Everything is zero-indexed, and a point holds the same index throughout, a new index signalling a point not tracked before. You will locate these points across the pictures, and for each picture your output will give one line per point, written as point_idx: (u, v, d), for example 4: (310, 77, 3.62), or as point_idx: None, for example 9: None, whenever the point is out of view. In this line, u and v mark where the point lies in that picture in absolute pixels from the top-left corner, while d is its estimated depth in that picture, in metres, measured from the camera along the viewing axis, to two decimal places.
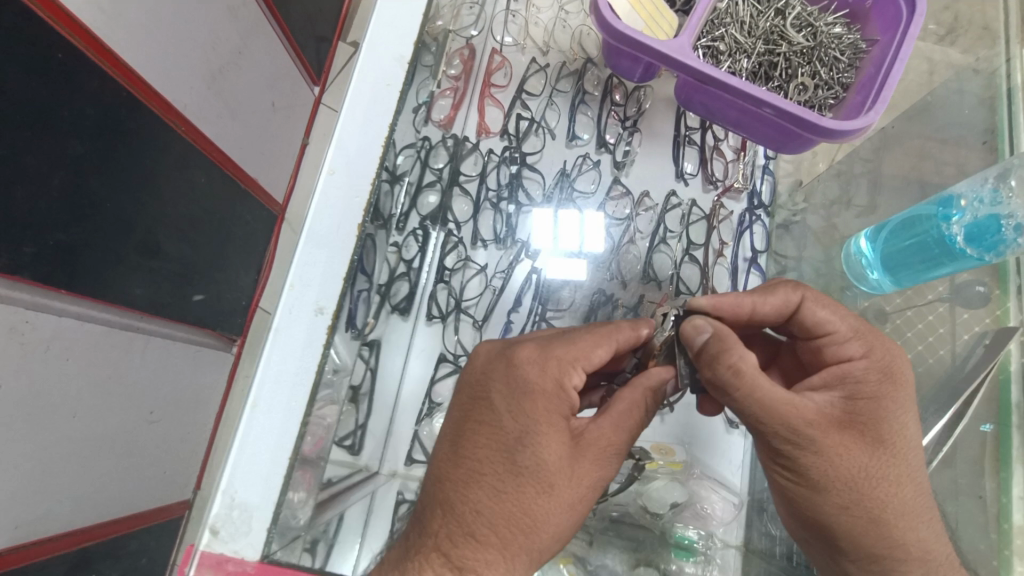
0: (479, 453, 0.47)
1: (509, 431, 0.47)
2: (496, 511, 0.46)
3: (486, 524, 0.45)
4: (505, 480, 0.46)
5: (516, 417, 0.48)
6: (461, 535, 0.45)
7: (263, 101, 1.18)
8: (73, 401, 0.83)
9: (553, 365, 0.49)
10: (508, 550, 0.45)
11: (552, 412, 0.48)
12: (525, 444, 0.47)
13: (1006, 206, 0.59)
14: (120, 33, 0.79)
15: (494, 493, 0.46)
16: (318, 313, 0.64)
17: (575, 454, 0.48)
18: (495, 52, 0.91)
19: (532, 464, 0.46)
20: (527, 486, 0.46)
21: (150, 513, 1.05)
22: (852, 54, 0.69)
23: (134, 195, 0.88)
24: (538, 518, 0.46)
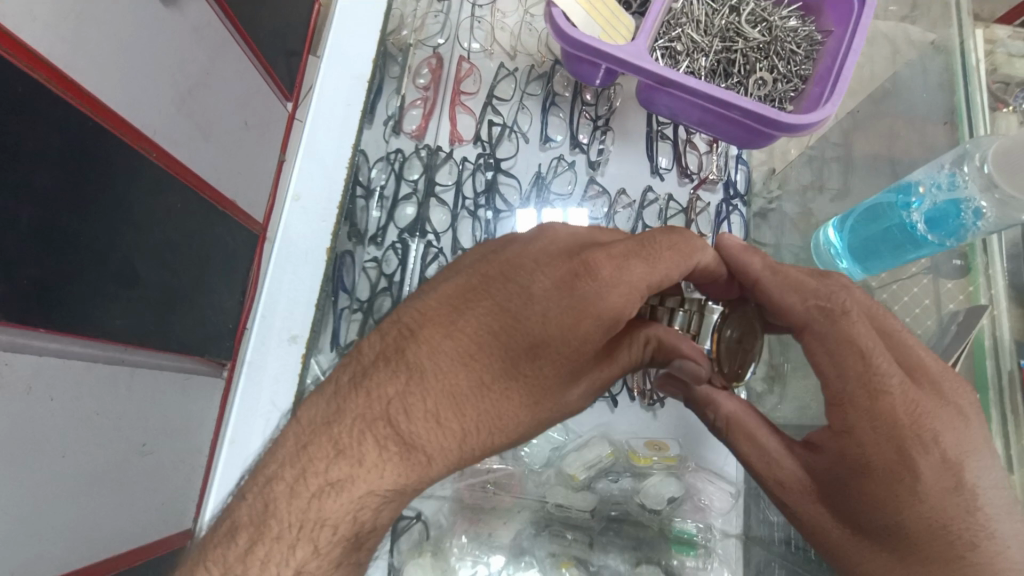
0: (482, 340, 0.46)
1: (528, 336, 0.46)
2: (468, 400, 0.46)
3: (415, 394, 0.45)
4: (494, 379, 0.46)
5: (543, 325, 0.46)
6: (420, 413, 0.45)
7: (235, 120, 1.16)
8: (60, 439, 0.81)
9: (621, 290, 0.45)
10: (461, 437, 0.46)
11: (523, 298, 0.46)
12: (534, 355, 0.46)
13: (964, 190, 0.60)
14: (82, 64, 0.77)
15: (478, 385, 0.46)
16: (293, 341, 0.68)
17: (532, 354, 0.46)
18: (462, 60, 0.90)
19: (531, 373, 0.47)
20: (512, 389, 0.47)
21: (150, 545, 1.04)
22: (808, 46, 0.69)
23: (110, 226, 0.87)
24: (465, 405, 0.46)
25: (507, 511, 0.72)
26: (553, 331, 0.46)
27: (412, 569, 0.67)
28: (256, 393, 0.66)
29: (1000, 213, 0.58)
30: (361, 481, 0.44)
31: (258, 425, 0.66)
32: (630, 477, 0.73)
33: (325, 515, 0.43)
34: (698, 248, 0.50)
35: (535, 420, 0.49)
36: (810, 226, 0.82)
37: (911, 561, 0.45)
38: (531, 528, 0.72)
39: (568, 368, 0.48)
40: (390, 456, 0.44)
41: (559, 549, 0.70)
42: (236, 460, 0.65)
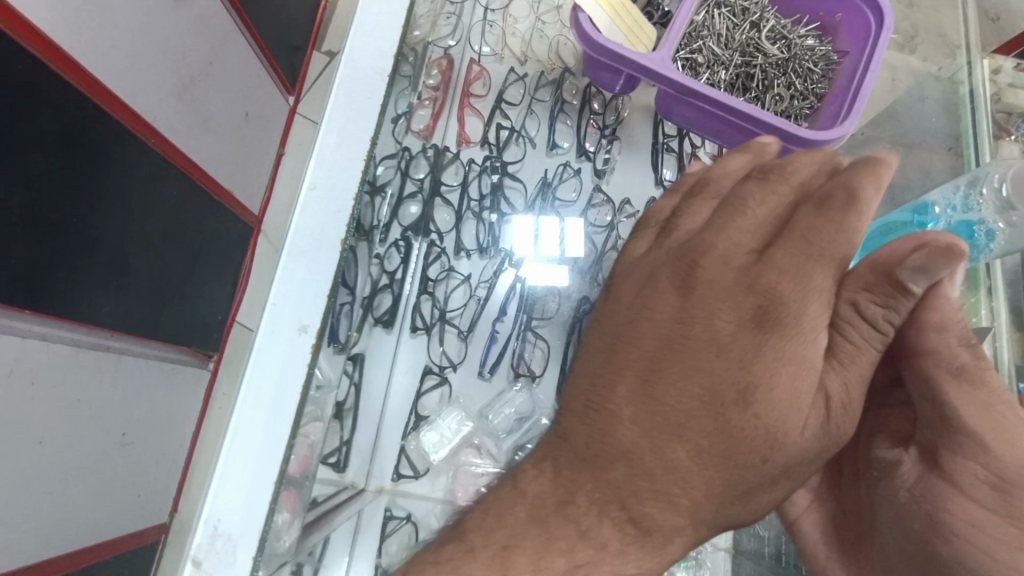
0: (625, 415, 0.42)
1: (670, 415, 0.40)
2: (585, 490, 0.41)
3: (551, 480, 0.43)
4: (631, 467, 0.40)
5: (678, 398, 0.40)
6: (542, 509, 0.42)
7: (235, 110, 1.15)
8: (39, 425, 0.79)
9: (757, 367, 0.39)
10: (592, 543, 0.41)
11: (643, 363, 0.43)
12: (668, 438, 0.40)
13: (978, 211, 0.62)
14: (83, 43, 0.76)
15: (595, 474, 0.41)
16: (302, 331, 0.64)
17: (673, 422, 0.40)
18: (473, 62, 0.91)
19: (669, 462, 0.40)
20: (643, 479, 0.40)
21: (124, 539, 1.01)
22: (825, 65, 0.71)
23: (103, 210, 0.85)
24: (579, 493, 0.42)
25: None
26: (684, 415, 0.40)
27: None
28: (257, 383, 0.63)
29: (1012, 235, 0.60)
30: (563, 560, 0.40)
31: (263, 420, 0.61)
32: None
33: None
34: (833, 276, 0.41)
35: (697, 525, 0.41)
36: None
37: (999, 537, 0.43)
38: None
39: (728, 457, 0.39)
40: (491, 541, 0.41)
41: None
42: (235, 454, 0.60)
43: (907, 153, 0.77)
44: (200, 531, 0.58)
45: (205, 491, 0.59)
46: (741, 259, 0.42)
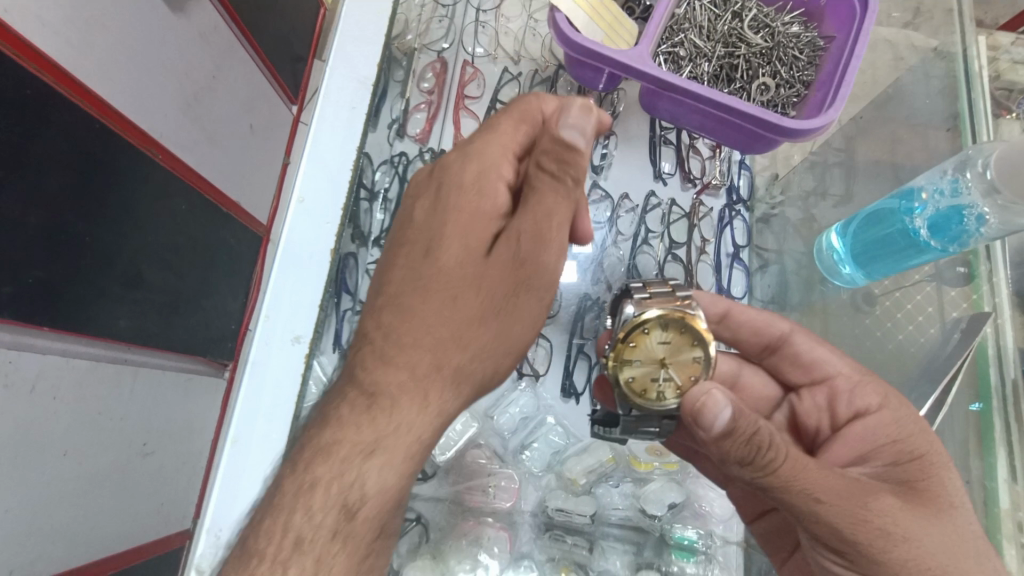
0: (397, 278, 0.51)
1: (425, 251, 0.51)
2: (401, 343, 0.49)
3: (382, 379, 0.48)
4: (415, 305, 0.49)
5: (441, 235, 0.51)
6: (372, 374, 0.49)
7: (240, 123, 1.17)
8: (62, 438, 0.81)
9: (446, 211, 0.52)
10: (417, 375, 0.48)
11: (410, 264, 0.51)
12: (429, 268, 0.50)
13: (967, 197, 0.59)
14: (88, 66, 0.78)
15: (397, 326, 0.49)
16: (295, 342, 0.67)
17: (447, 288, 0.49)
18: (467, 64, 0.90)
19: (437, 277, 0.50)
20: (430, 302, 0.49)
21: (149, 546, 1.04)
22: (811, 52, 0.70)
23: (114, 227, 0.87)
24: (398, 357, 0.48)
25: (506, 514, 0.72)
26: (445, 258, 0.50)
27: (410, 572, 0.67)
28: (258, 394, 0.65)
29: (1003, 218, 0.57)
30: (412, 375, 0.48)
31: (260, 430, 0.64)
32: (631, 482, 0.74)
33: (438, 406, 0.48)
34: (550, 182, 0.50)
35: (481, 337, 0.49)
36: (812, 232, 0.82)
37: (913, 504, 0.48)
38: (532, 534, 0.72)
39: (484, 260, 0.50)
40: (360, 413, 0.48)
41: (560, 553, 0.71)
42: (238, 462, 0.63)
43: (910, 135, 0.76)
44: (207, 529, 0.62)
45: (210, 496, 0.63)
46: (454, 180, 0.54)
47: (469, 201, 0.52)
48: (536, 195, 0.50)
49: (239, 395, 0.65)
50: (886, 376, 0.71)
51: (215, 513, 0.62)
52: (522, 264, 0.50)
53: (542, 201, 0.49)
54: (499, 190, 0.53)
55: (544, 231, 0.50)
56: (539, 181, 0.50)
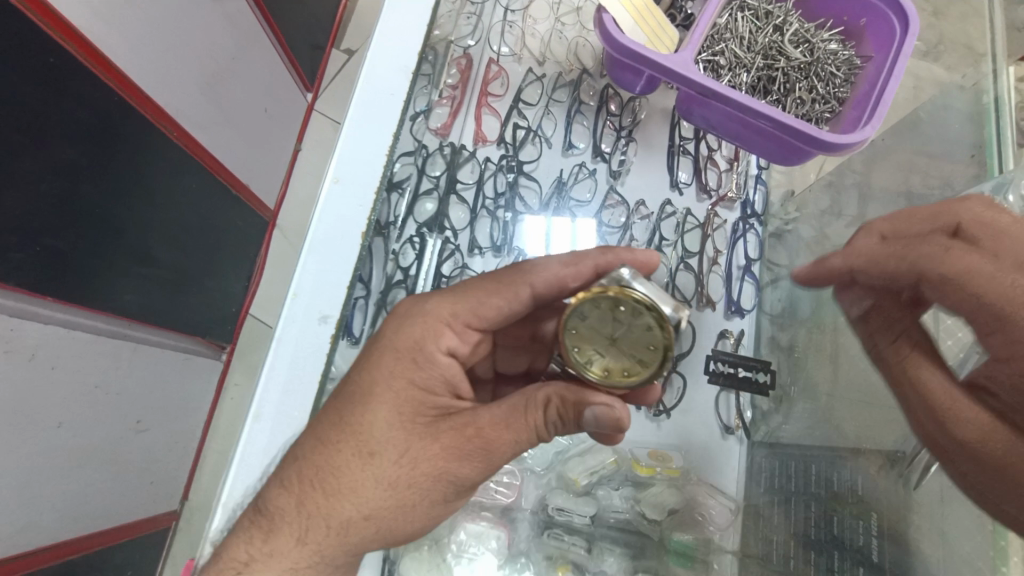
0: (324, 423, 0.54)
1: (350, 391, 0.54)
2: (314, 462, 0.53)
3: (275, 500, 0.53)
4: (331, 438, 0.53)
5: (366, 377, 0.55)
6: (279, 484, 0.54)
7: (257, 106, 1.17)
8: (58, 409, 0.81)
9: (405, 345, 0.55)
10: (313, 505, 0.52)
11: (331, 433, 0.53)
12: (354, 407, 0.53)
13: None
14: (114, 39, 0.78)
15: (315, 448, 0.53)
16: (322, 321, 0.68)
17: (358, 467, 0.51)
18: (491, 62, 0.91)
19: (360, 425, 0.52)
20: (344, 449, 0.52)
21: (135, 524, 1.03)
22: (848, 69, 0.71)
23: (126, 201, 0.87)
24: (307, 470, 0.53)
25: (506, 509, 0.72)
26: (365, 381, 0.54)
27: (407, 561, 0.67)
28: (280, 372, 0.66)
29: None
30: (323, 520, 0.52)
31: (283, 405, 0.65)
32: (631, 485, 0.74)
33: (344, 516, 0.52)
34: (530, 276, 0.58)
35: (388, 478, 0.51)
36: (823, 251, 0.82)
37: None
38: (530, 531, 0.72)
39: (394, 446, 0.52)
40: (249, 530, 0.54)
41: (557, 551, 0.70)
42: (258, 439, 0.64)
43: (925, 162, 0.77)
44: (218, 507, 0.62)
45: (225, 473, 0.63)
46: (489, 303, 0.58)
47: (404, 377, 0.54)
48: (533, 265, 0.59)
49: (264, 368, 0.65)
50: None
51: (233, 488, 0.62)
52: (458, 462, 0.52)
53: (491, 292, 0.59)
54: (443, 421, 0.52)
55: (478, 316, 0.59)
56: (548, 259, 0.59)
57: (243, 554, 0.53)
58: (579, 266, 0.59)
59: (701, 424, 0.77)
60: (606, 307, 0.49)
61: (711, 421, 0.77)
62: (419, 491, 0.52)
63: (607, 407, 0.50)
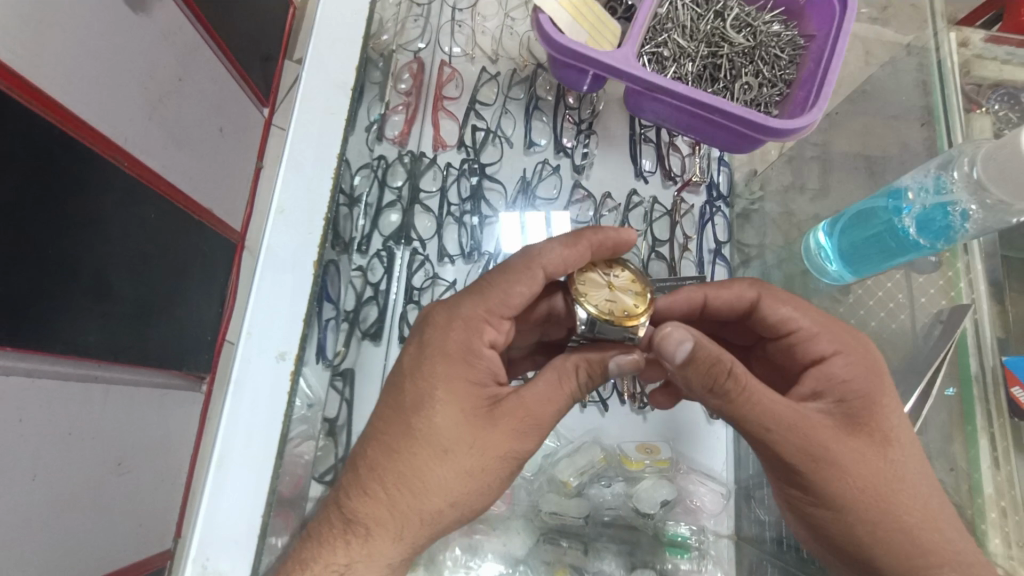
0: (386, 427, 0.50)
1: (408, 396, 0.50)
2: (387, 469, 0.49)
3: (360, 509, 0.49)
4: (400, 442, 0.49)
5: (419, 378, 0.50)
6: (355, 492, 0.50)
7: (209, 126, 1.13)
8: (30, 462, 0.78)
9: (458, 331, 0.51)
10: (396, 507, 0.49)
11: (396, 441, 0.49)
12: (420, 410, 0.49)
13: (951, 193, 0.61)
14: (45, 69, 0.74)
15: (388, 453, 0.49)
16: (281, 358, 0.63)
17: (433, 466, 0.48)
18: (443, 64, 0.90)
19: (426, 427, 0.49)
20: (419, 450, 0.48)
21: (128, 568, 1.00)
22: (792, 50, 0.71)
23: (80, 238, 0.83)
24: (385, 474, 0.49)
25: (495, 519, 0.71)
26: (421, 381, 0.50)
27: None
28: (247, 411, 0.60)
29: (988, 216, 0.59)
30: (415, 518, 0.49)
31: (251, 444, 0.59)
32: (622, 481, 0.73)
33: (428, 512, 0.49)
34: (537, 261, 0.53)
35: (466, 469, 0.49)
36: (794, 228, 0.83)
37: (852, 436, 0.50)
38: (526, 540, 0.70)
39: (468, 438, 0.49)
40: (337, 535, 0.50)
41: (553, 556, 0.70)
42: (227, 487, 0.57)
43: (883, 128, 0.78)
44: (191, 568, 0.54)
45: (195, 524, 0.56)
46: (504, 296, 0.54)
47: (457, 377, 0.50)
48: (537, 250, 0.53)
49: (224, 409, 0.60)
50: None
51: (204, 537, 0.56)
52: (522, 440, 0.50)
53: (513, 280, 0.53)
54: (503, 406, 0.50)
55: (510, 307, 0.53)
56: (546, 241, 0.53)
57: (341, 557, 0.50)
58: (578, 248, 0.53)
59: (686, 411, 0.77)
60: (588, 286, 0.52)
61: (694, 408, 0.76)
62: (498, 472, 0.50)
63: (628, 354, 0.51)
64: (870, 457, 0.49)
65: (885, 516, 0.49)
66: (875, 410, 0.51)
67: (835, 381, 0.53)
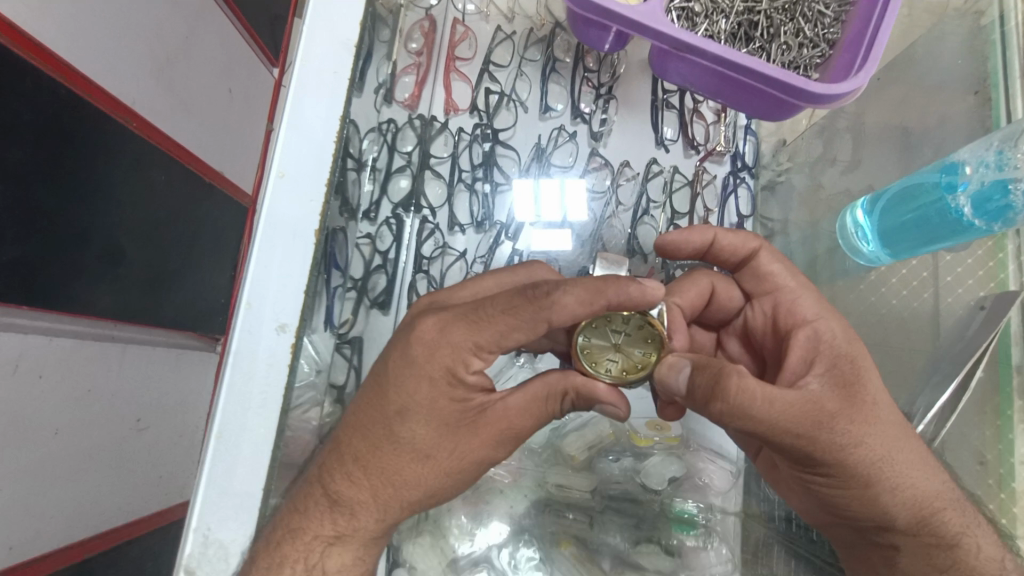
0: (366, 424, 0.47)
1: (391, 404, 0.46)
2: (371, 462, 0.47)
3: (346, 493, 0.47)
4: (383, 445, 0.46)
5: (400, 389, 0.45)
6: (339, 476, 0.48)
7: (219, 88, 1.11)
8: (52, 417, 0.80)
9: (445, 353, 0.45)
10: (380, 496, 0.47)
11: (377, 442, 0.46)
12: (404, 418, 0.46)
13: (1015, 168, 0.56)
14: (53, 26, 0.72)
15: (371, 450, 0.47)
16: (281, 330, 0.61)
17: (416, 467, 0.47)
18: (457, 22, 0.85)
19: (409, 435, 0.46)
20: (402, 454, 0.46)
21: (149, 519, 1.04)
22: (837, 8, 0.66)
23: (91, 199, 0.83)
24: (369, 466, 0.47)
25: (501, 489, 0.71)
26: (405, 394, 0.45)
27: (410, 547, 0.66)
28: (242, 389, 0.59)
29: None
30: (397, 506, 0.49)
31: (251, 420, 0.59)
32: (631, 457, 0.72)
33: (407, 504, 0.49)
34: (546, 318, 0.43)
35: (447, 471, 0.48)
36: (818, 203, 0.79)
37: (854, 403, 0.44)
38: (531, 509, 0.71)
39: (450, 445, 0.47)
40: (324, 512, 0.48)
41: (559, 528, 0.70)
42: (222, 465, 0.57)
43: (921, 99, 0.72)
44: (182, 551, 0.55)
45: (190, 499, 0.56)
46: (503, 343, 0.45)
47: (443, 395, 0.46)
48: (554, 301, 0.43)
49: (223, 386, 0.59)
50: (889, 349, 0.69)
51: (201, 512, 0.56)
52: (496, 449, 0.50)
53: (511, 329, 0.44)
54: (486, 414, 0.48)
55: (505, 344, 0.45)
56: (564, 284, 0.44)
57: (329, 528, 0.48)
58: (597, 304, 0.45)
59: None
60: (603, 324, 0.51)
61: None
62: (475, 471, 0.50)
63: (614, 408, 0.51)
64: (877, 426, 0.45)
65: (888, 482, 0.46)
66: (863, 377, 0.46)
67: (823, 347, 0.48)
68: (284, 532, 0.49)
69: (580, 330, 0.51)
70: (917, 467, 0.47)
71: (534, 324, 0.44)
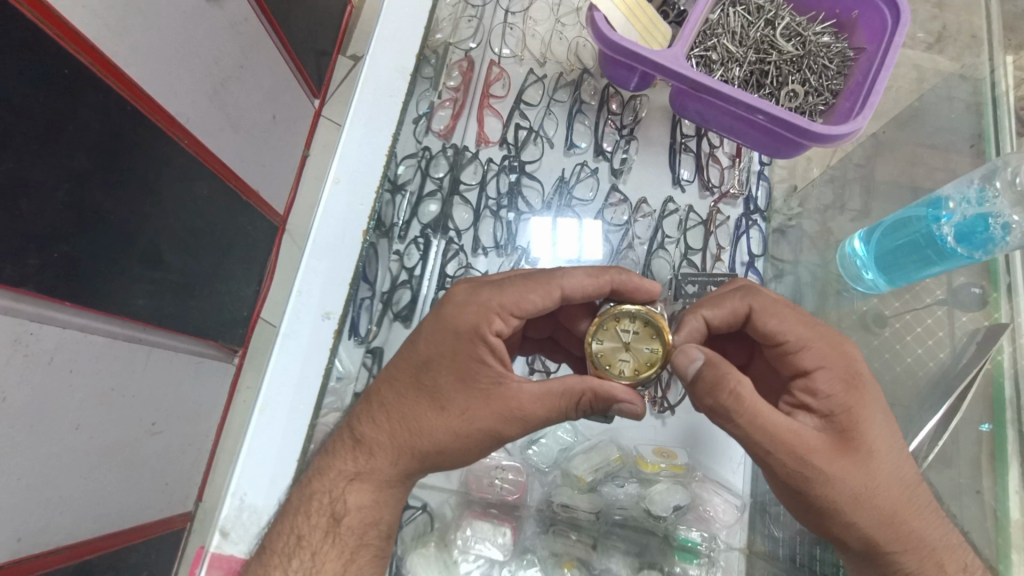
0: (400, 374, 0.53)
1: (421, 354, 0.52)
2: (397, 406, 0.52)
3: (368, 431, 0.52)
4: (409, 394, 0.52)
5: (430, 342, 0.53)
6: (365, 417, 0.53)
7: (263, 113, 1.19)
8: (75, 412, 0.82)
9: (476, 311, 0.52)
10: (394, 440, 0.51)
11: (404, 386, 0.52)
12: (429, 367, 0.52)
13: (993, 206, 0.61)
14: (126, 50, 0.81)
15: (401, 395, 0.52)
16: (326, 317, 0.69)
17: (432, 419, 0.51)
18: (493, 63, 0.92)
19: (433, 383, 0.51)
20: (423, 400, 0.51)
21: (149, 526, 1.05)
22: (840, 62, 0.72)
23: (137, 207, 0.89)
24: (393, 409, 0.52)
25: (511, 507, 0.72)
26: (433, 347, 0.52)
27: (415, 559, 0.68)
28: (287, 363, 0.68)
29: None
30: (410, 460, 0.51)
31: (289, 397, 0.66)
32: (636, 482, 0.73)
33: (414, 461, 0.51)
34: (557, 284, 0.54)
35: (457, 432, 0.51)
36: (828, 244, 0.83)
37: (845, 448, 0.48)
38: (536, 527, 0.73)
39: (463, 408, 0.51)
40: (346, 449, 0.53)
41: (562, 549, 0.71)
42: (264, 428, 0.65)
43: (931, 154, 0.77)
44: (221, 510, 0.63)
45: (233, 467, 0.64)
46: (530, 305, 0.53)
47: (461, 350, 0.51)
48: (560, 269, 0.54)
49: (270, 360, 0.67)
50: (896, 397, 0.70)
51: (239, 480, 0.64)
52: (505, 424, 0.51)
53: (527, 288, 0.53)
54: (500, 385, 0.51)
55: (522, 309, 0.53)
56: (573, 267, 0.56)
57: (349, 467, 0.52)
58: (600, 282, 0.55)
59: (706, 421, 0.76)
60: (611, 323, 0.55)
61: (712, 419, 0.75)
62: (485, 444, 0.52)
63: (630, 403, 0.51)
64: (857, 472, 0.48)
65: (857, 524, 0.49)
66: (858, 427, 0.49)
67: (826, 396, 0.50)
68: (310, 471, 0.54)
69: (591, 323, 0.56)
70: (885, 509, 0.49)
71: (548, 288, 0.53)
